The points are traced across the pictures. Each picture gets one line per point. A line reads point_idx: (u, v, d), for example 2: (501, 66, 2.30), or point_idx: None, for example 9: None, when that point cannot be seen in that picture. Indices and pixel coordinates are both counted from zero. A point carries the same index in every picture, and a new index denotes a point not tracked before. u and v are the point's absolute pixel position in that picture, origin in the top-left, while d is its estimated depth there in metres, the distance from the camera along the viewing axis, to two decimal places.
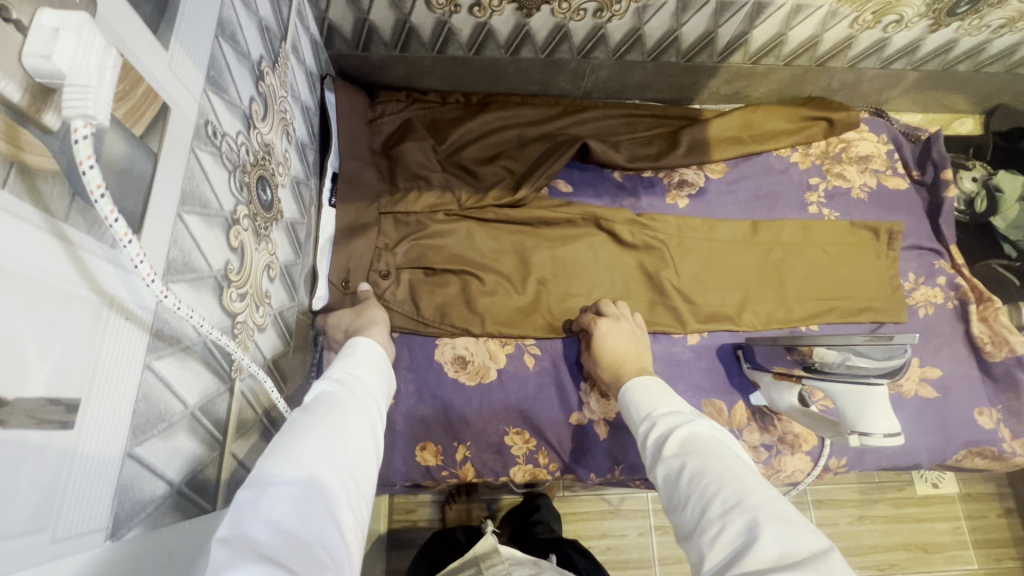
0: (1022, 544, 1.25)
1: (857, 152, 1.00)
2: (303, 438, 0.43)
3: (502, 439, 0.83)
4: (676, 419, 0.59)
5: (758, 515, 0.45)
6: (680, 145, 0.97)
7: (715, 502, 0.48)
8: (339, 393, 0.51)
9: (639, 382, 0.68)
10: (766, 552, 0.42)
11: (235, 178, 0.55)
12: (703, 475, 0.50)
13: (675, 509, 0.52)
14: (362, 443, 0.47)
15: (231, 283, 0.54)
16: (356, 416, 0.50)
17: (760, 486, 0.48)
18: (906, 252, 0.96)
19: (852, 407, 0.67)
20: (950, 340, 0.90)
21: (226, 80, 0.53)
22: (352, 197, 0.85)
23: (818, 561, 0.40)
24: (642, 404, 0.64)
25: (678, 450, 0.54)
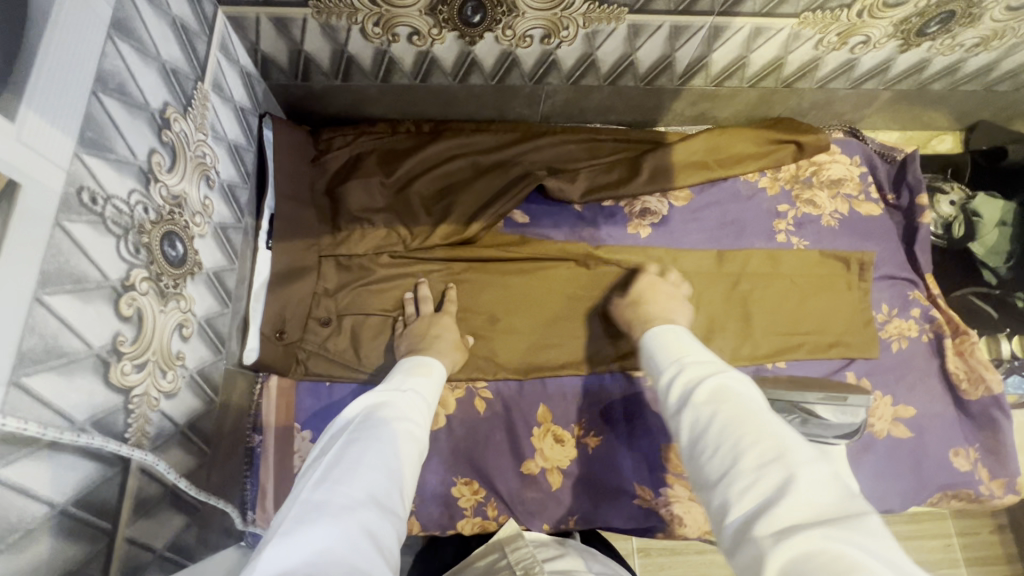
0: (1016, 561, 1.20)
1: (829, 175, 0.96)
2: (352, 462, 0.47)
3: (449, 491, 0.79)
4: (706, 368, 0.53)
5: (792, 469, 0.41)
6: (641, 172, 0.93)
7: (747, 455, 0.43)
8: (381, 411, 0.55)
9: (664, 334, 0.63)
10: (802, 511, 0.38)
11: (128, 241, 0.51)
12: (733, 427, 0.45)
13: (697, 461, 0.47)
14: (407, 458, 0.51)
15: (124, 355, 0.50)
16: (409, 431, 0.54)
17: (790, 438, 0.44)
18: (880, 282, 0.91)
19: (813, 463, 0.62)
20: (924, 376, 0.86)
21: (112, 137, 0.49)
22: (292, 238, 0.81)
23: (858, 522, 0.37)
24: (669, 355, 0.59)
25: (709, 399, 0.49)
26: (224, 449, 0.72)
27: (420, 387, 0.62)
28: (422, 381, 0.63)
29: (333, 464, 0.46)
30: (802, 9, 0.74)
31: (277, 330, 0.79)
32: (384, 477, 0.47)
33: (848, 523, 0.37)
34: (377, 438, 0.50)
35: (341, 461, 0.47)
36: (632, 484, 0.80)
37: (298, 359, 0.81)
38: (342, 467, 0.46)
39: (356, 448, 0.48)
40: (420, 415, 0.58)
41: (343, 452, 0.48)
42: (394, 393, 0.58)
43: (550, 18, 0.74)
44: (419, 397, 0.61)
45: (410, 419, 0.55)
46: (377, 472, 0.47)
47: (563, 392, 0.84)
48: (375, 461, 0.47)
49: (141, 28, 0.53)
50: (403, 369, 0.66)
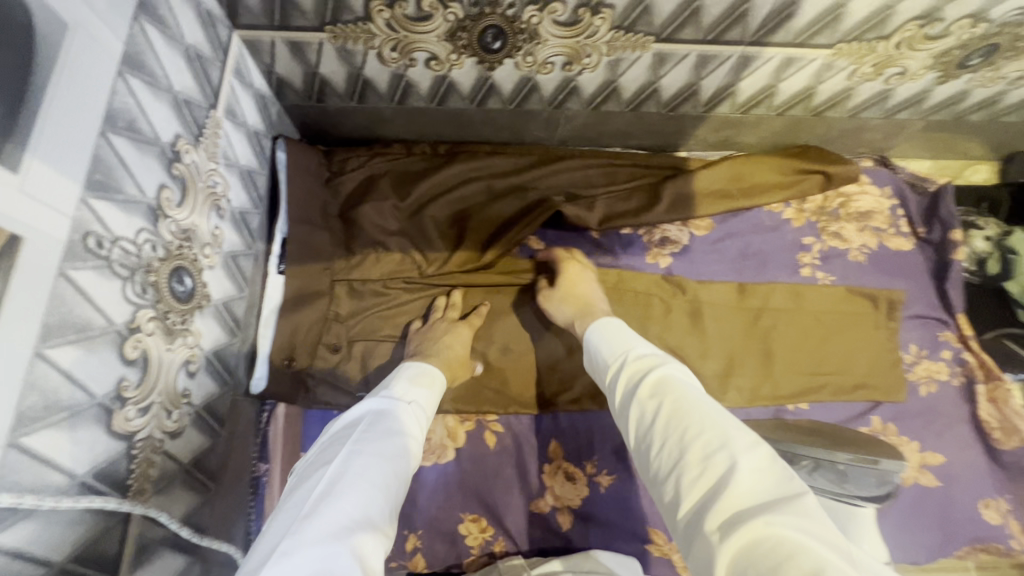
0: None
1: (857, 207, 0.92)
2: (345, 481, 0.49)
3: (456, 527, 0.78)
4: (649, 361, 0.57)
5: (739, 459, 0.44)
6: (661, 201, 0.90)
7: (694, 448, 0.46)
8: (377, 423, 0.57)
9: (607, 325, 0.67)
10: (738, 497, 0.42)
11: (135, 281, 0.49)
12: (675, 421, 0.49)
13: (645, 452, 0.51)
14: (399, 473, 0.53)
15: (127, 401, 0.48)
16: (404, 448, 0.56)
17: (732, 427, 0.47)
18: (909, 321, 0.87)
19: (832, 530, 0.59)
20: (953, 422, 0.82)
21: (121, 177, 0.47)
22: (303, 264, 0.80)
23: (791, 503, 0.40)
24: (611, 348, 0.63)
25: (652, 392, 0.53)
26: (230, 481, 0.71)
27: (419, 400, 0.64)
28: (423, 394, 0.65)
29: (324, 488, 0.48)
30: (837, 40, 0.71)
31: (287, 358, 0.78)
32: (374, 498, 0.49)
33: (788, 506, 0.40)
34: (371, 459, 0.52)
35: (336, 481, 0.49)
36: (646, 530, 0.77)
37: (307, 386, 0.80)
38: (336, 488, 0.48)
39: (351, 469, 0.50)
40: (417, 424, 0.61)
41: (336, 472, 0.50)
42: (392, 405, 0.60)
43: (572, 46, 0.72)
44: (419, 411, 0.63)
45: (406, 435, 0.58)
46: (370, 490, 0.49)
47: (576, 427, 0.82)
48: (364, 481, 0.50)
49: (153, 60, 0.52)
50: (391, 376, 0.68)
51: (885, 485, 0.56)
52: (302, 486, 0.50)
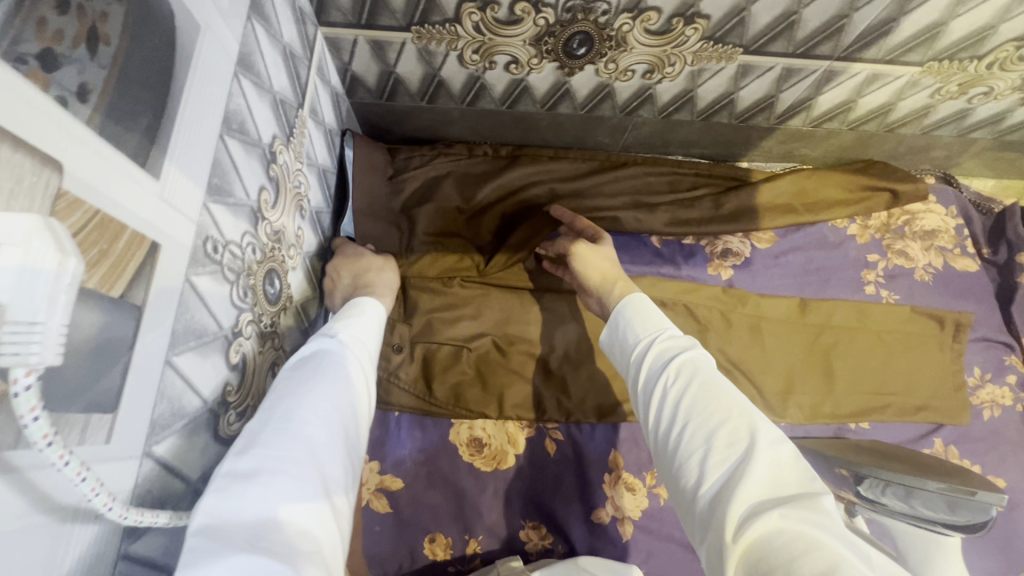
0: None
1: (922, 226, 0.91)
2: (287, 413, 0.44)
3: (516, 534, 0.77)
4: (679, 343, 0.55)
5: (761, 451, 0.43)
6: (724, 208, 0.90)
7: (718, 438, 0.45)
8: (323, 359, 0.51)
9: (637, 301, 0.62)
10: (754, 493, 0.41)
11: (239, 285, 0.49)
12: (699, 412, 0.48)
13: (665, 444, 0.49)
14: (351, 414, 0.49)
15: (230, 406, 0.48)
16: (350, 385, 0.51)
17: (761, 419, 0.46)
18: (973, 343, 0.87)
19: (916, 556, 0.60)
20: (1018, 447, 0.82)
21: (232, 180, 0.47)
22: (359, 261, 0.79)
23: (810, 502, 0.40)
24: (637, 325, 0.59)
25: (681, 377, 0.51)
26: None
27: (359, 332, 0.58)
28: (359, 331, 0.58)
29: (261, 425, 0.42)
30: (929, 58, 0.70)
31: None
32: (325, 437, 0.44)
33: (806, 504, 0.39)
34: (313, 397, 0.46)
35: (274, 414, 0.44)
36: None
37: None
38: (275, 424, 0.43)
39: (295, 404, 0.45)
40: (367, 364, 0.56)
41: (274, 410, 0.44)
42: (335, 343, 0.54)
43: (658, 54, 0.70)
44: (362, 347, 0.57)
45: (352, 373, 0.52)
46: (318, 427, 0.44)
47: (636, 438, 0.81)
48: (320, 420, 0.45)
49: (259, 60, 0.51)
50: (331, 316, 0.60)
51: (977, 513, 0.54)
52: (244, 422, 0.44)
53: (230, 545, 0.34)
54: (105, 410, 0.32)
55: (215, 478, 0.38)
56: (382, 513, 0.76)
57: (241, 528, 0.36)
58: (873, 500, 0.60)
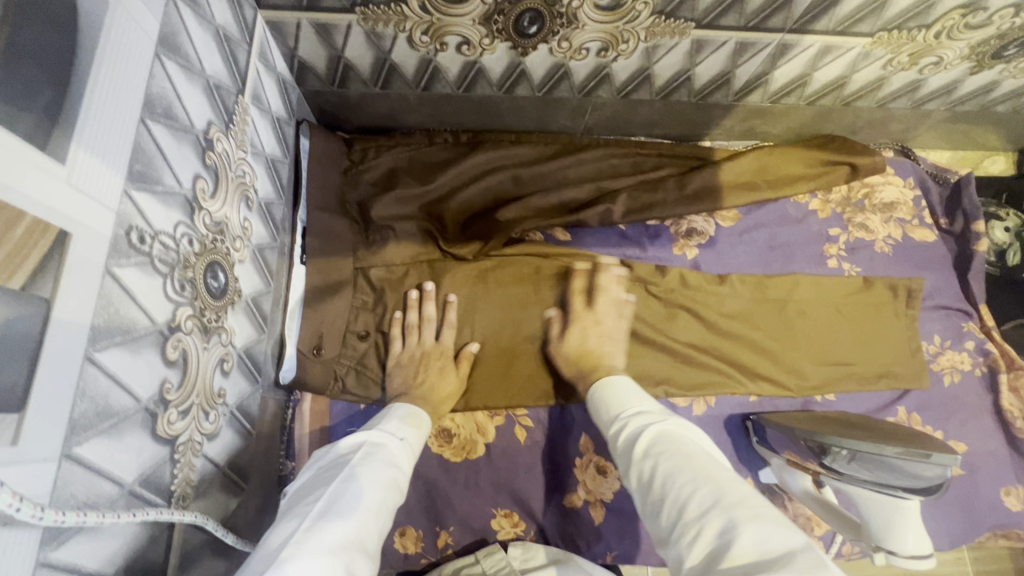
0: None
1: (881, 198, 0.92)
2: (341, 503, 0.46)
3: (488, 523, 0.77)
4: (646, 419, 0.59)
5: (733, 513, 0.43)
6: (685, 189, 0.89)
7: (692, 506, 0.46)
8: (375, 452, 0.55)
9: (609, 383, 0.68)
10: (740, 554, 0.41)
11: (175, 278, 0.47)
12: (676, 479, 0.49)
13: (655, 521, 0.50)
14: (391, 503, 0.51)
15: (170, 404, 0.46)
16: (396, 479, 0.54)
17: (730, 484, 0.47)
18: (932, 311, 0.87)
19: (879, 518, 0.59)
20: (977, 411, 0.84)
21: (160, 167, 0.44)
22: (375, 301, 0.81)
23: (789, 559, 0.39)
24: (612, 408, 0.64)
25: (648, 454, 0.54)
26: (264, 481, 0.70)
27: (406, 432, 0.62)
28: (413, 433, 0.62)
29: (326, 503, 0.46)
30: (878, 28, 0.70)
31: (314, 347, 0.77)
32: (368, 521, 0.47)
33: (784, 562, 0.38)
34: (370, 483, 0.50)
35: (334, 499, 0.47)
36: None
37: (335, 376, 0.78)
38: (340, 504, 0.46)
39: (352, 491, 0.48)
40: (410, 460, 0.59)
41: (339, 487, 0.48)
42: (387, 440, 0.58)
43: (611, 31, 0.69)
44: (412, 448, 0.60)
45: (399, 468, 0.55)
46: (365, 516, 0.47)
47: None
48: (368, 510, 0.47)
49: (187, 42, 0.49)
50: (385, 415, 0.65)
51: (935, 471, 0.55)
52: (301, 503, 0.47)
53: None
54: (8, 410, 0.30)
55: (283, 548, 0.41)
56: None
57: None
58: (852, 455, 0.60)
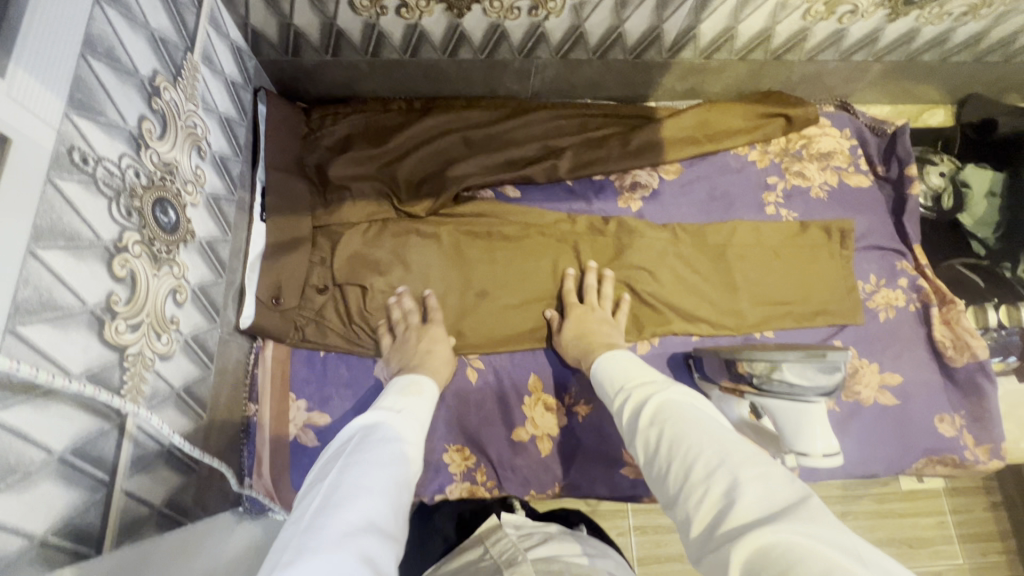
0: (1007, 537, 1.37)
1: (818, 148, 0.96)
2: (337, 495, 0.49)
3: (441, 457, 0.80)
4: (649, 391, 0.63)
5: (740, 472, 0.47)
6: (628, 146, 0.94)
7: (698, 465, 0.50)
8: (370, 434, 0.58)
9: (610, 359, 0.73)
10: (750, 508, 0.44)
11: (120, 203, 0.52)
12: (681, 442, 0.53)
13: (660, 481, 0.54)
14: (399, 481, 0.54)
15: (118, 314, 0.51)
16: (401, 455, 0.57)
17: (736, 448, 0.51)
18: (866, 252, 0.91)
19: (792, 424, 0.64)
20: (911, 344, 0.87)
21: (103, 101, 0.50)
22: (333, 253, 0.86)
23: (799, 509, 0.42)
24: (616, 384, 0.69)
25: (653, 420, 0.59)
26: (223, 417, 0.74)
27: (411, 411, 0.65)
28: (413, 405, 0.66)
29: (323, 498, 0.48)
30: None
31: (273, 297, 0.81)
32: (375, 503, 0.49)
33: (800, 513, 0.42)
34: (369, 465, 0.53)
35: (336, 489, 0.49)
36: (620, 452, 0.81)
37: (296, 326, 0.83)
38: (339, 493, 0.49)
39: (351, 478, 0.51)
40: (415, 434, 0.63)
41: (335, 481, 0.51)
42: (385, 419, 0.61)
43: None
44: (414, 418, 0.65)
45: (403, 441, 0.59)
46: (368, 500, 0.49)
47: (553, 361, 0.85)
48: (371, 492, 0.50)
49: None
50: (392, 391, 0.69)
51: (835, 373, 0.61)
52: (301, 503, 0.50)
53: None
54: None
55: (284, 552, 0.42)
56: (310, 446, 0.80)
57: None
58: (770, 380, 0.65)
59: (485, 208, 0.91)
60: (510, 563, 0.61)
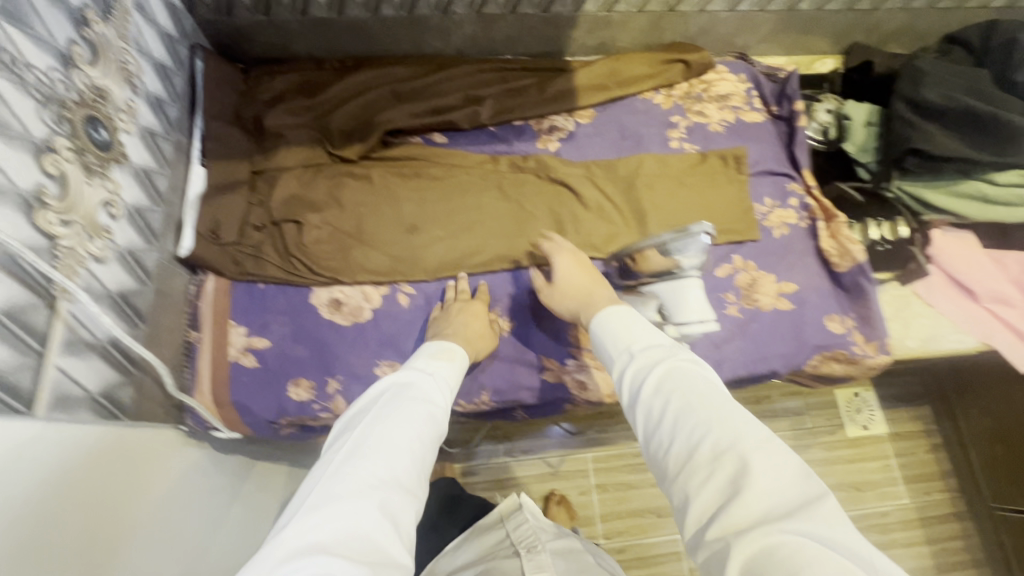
0: (947, 476, 1.51)
1: (717, 91, 1.07)
2: (360, 451, 0.57)
3: (372, 370, 0.86)
4: (657, 355, 0.61)
5: (749, 458, 0.48)
6: (545, 93, 1.03)
7: (706, 448, 0.50)
8: (399, 396, 0.64)
9: (612, 316, 0.69)
10: (752, 504, 0.46)
11: (49, 109, 0.58)
12: (687, 419, 0.53)
13: (658, 452, 0.55)
14: (425, 439, 0.61)
15: (49, 207, 0.57)
16: (430, 415, 0.64)
17: (744, 428, 0.51)
18: (760, 177, 1.01)
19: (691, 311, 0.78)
20: (804, 256, 0.97)
21: (30, 16, 0.57)
22: (270, 194, 0.93)
23: (806, 510, 0.45)
24: (614, 344, 0.66)
25: (657, 391, 0.58)
26: (164, 337, 0.80)
27: (444, 374, 0.70)
28: (443, 366, 0.71)
29: (349, 448, 0.57)
30: None
31: (213, 231, 0.88)
32: (402, 461, 0.57)
33: (807, 514, 0.44)
34: (396, 423, 0.60)
35: (364, 446, 0.57)
36: (540, 358, 0.90)
37: (235, 260, 0.89)
38: (364, 448, 0.57)
39: (376, 435, 0.58)
40: (444, 392, 0.68)
41: (362, 435, 0.59)
42: (416, 380, 0.67)
43: None
44: (442, 380, 0.69)
45: (432, 402, 0.65)
46: (392, 457, 0.57)
47: (479, 286, 0.93)
48: (395, 451, 0.57)
49: None
50: (426, 351, 0.74)
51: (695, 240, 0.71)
52: (331, 448, 0.59)
53: (318, 548, 0.48)
54: None
55: (305, 507, 0.52)
56: (248, 367, 0.85)
57: (327, 532, 0.50)
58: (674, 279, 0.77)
59: (414, 151, 0.99)
60: (529, 548, 0.85)
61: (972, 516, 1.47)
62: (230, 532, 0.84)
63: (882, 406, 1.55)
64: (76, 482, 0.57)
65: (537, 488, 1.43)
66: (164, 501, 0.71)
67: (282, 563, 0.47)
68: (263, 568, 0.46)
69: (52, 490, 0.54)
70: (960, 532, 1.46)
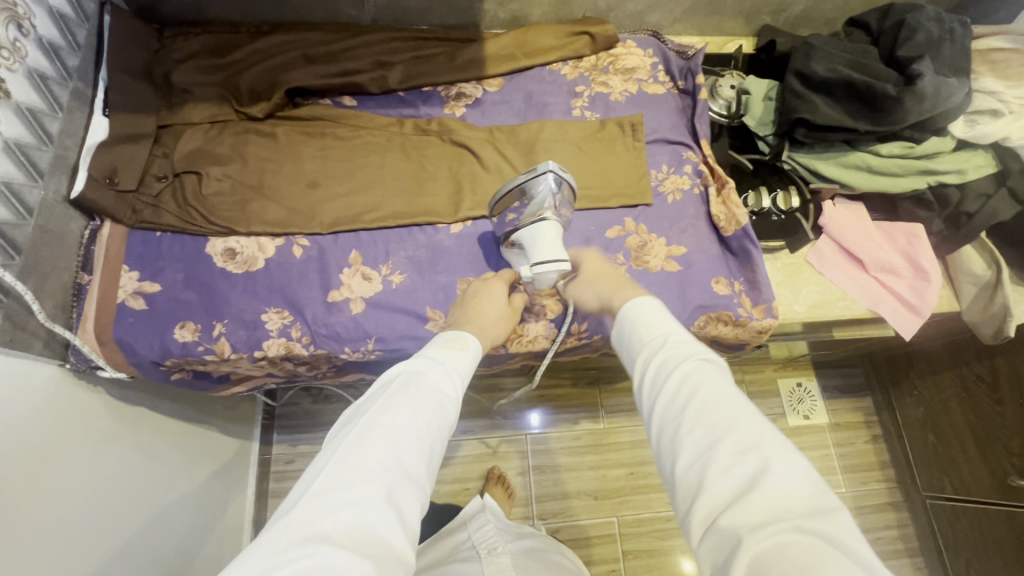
0: (886, 467, 1.50)
1: (624, 64, 1.10)
2: (372, 439, 0.55)
3: (259, 316, 0.88)
4: (687, 350, 0.61)
5: (770, 463, 0.48)
6: (453, 61, 1.06)
7: (726, 450, 0.50)
8: (415, 385, 0.62)
9: (642, 305, 0.68)
10: (765, 505, 0.46)
11: None
12: (709, 414, 0.53)
13: (674, 447, 0.54)
14: (432, 429, 0.60)
15: None
16: (441, 406, 0.62)
17: (766, 432, 0.51)
18: (658, 145, 1.04)
19: (552, 248, 0.82)
20: (695, 221, 0.99)
21: None
22: (173, 147, 0.95)
23: (826, 518, 0.44)
24: (642, 333, 0.65)
25: (682, 385, 0.57)
26: (48, 275, 0.81)
27: (456, 363, 0.68)
28: (455, 354, 0.69)
29: (357, 437, 0.55)
30: None
31: (108, 176, 0.88)
32: (412, 452, 0.57)
33: (823, 518, 0.44)
34: (410, 412, 0.59)
35: (368, 433, 0.56)
36: (426, 309, 0.91)
37: (133, 208, 0.91)
38: (373, 436, 0.56)
39: (383, 425, 0.56)
40: (458, 383, 0.67)
41: (370, 422, 0.57)
42: (428, 367, 0.65)
43: None
44: (454, 370, 0.67)
45: (444, 392, 0.64)
46: (397, 449, 0.56)
47: (374, 240, 0.95)
48: (403, 443, 0.56)
49: None
50: (439, 339, 0.71)
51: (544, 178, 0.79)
52: (336, 437, 0.57)
53: (316, 536, 0.48)
54: None
55: (308, 494, 0.51)
56: (138, 309, 0.87)
57: (333, 526, 0.49)
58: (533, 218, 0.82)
59: (321, 112, 1.02)
60: (490, 553, 0.89)
61: (907, 506, 1.46)
62: (175, 513, 1.00)
63: (823, 397, 1.55)
64: (53, 429, 0.78)
65: (471, 468, 1.41)
66: (126, 470, 0.90)
67: (284, 554, 0.46)
68: (259, 561, 0.46)
69: (35, 427, 0.74)
70: (896, 523, 1.45)
